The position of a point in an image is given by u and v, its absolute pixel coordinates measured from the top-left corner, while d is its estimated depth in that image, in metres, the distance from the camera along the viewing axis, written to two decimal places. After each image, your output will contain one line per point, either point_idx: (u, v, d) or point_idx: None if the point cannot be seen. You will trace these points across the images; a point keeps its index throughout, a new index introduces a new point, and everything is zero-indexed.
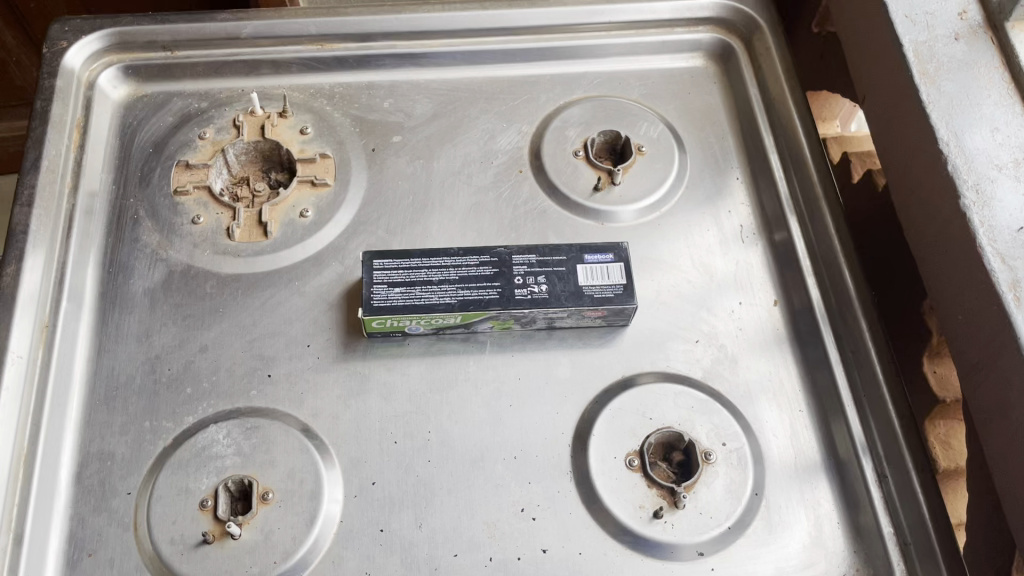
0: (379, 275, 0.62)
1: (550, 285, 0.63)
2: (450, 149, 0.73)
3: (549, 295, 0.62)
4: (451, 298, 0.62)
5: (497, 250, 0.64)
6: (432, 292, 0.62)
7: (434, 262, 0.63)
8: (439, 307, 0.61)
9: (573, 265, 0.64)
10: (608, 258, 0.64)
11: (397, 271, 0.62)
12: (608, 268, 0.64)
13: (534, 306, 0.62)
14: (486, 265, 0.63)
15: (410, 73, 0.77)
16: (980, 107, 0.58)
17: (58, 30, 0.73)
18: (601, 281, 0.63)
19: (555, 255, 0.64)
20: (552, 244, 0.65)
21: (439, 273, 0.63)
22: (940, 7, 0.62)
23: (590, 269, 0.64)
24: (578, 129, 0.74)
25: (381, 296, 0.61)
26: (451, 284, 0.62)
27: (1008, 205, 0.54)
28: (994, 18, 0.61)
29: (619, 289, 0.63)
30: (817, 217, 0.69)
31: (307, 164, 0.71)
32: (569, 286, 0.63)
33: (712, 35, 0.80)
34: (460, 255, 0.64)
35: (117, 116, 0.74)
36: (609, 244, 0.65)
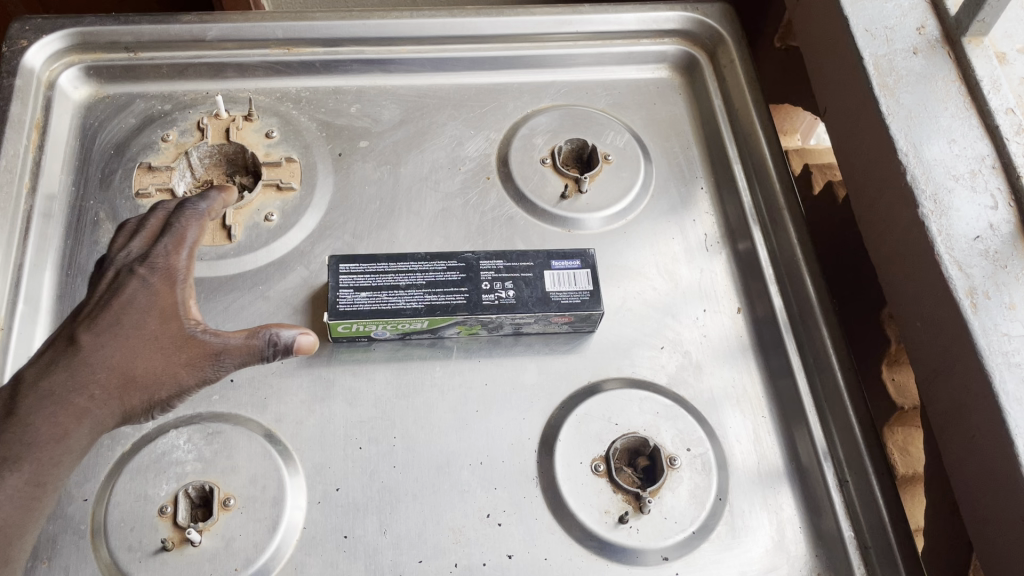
0: (345, 280, 0.62)
1: (517, 290, 0.63)
2: (418, 155, 0.73)
3: (516, 300, 0.62)
4: (418, 303, 0.61)
5: (464, 255, 0.64)
6: (399, 296, 0.62)
7: (401, 267, 0.63)
8: (406, 312, 0.61)
9: (540, 271, 0.64)
10: (575, 264, 0.65)
11: (363, 275, 0.62)
12: (575, 274, 0.64)
13: (501, 312, 0.62)
14: (454, 270, 0.63)
15: (378, 79, 0.77)
16: (937, 119, 0.59)
17: (18, 29, 0.72)
18: (569, 287, 0.64)
19: (522, 261, 0.64)
20: (519, 252, 0.65)
21: (406, 278, 0.62)
22: (899, 22, 0.63)
23: (558, 275, 0.64)
24: (546, 137, 0.75)
25: (347, 301, 0.61)
26: (417, 288, 0.62)
27: (965, 214, 0.55)
28: (952, 34, 0.62)
29: (587, 295, 0.63)
30: (780, 227, 0.70)
31: (273, 168, 0.70)
32: (536, 291, 0.63)
33: (678, 47, 0.81)
34: (427, 260, 0.63)
35: (77, 117, 0.72)
36: (577, 250, 0.65)
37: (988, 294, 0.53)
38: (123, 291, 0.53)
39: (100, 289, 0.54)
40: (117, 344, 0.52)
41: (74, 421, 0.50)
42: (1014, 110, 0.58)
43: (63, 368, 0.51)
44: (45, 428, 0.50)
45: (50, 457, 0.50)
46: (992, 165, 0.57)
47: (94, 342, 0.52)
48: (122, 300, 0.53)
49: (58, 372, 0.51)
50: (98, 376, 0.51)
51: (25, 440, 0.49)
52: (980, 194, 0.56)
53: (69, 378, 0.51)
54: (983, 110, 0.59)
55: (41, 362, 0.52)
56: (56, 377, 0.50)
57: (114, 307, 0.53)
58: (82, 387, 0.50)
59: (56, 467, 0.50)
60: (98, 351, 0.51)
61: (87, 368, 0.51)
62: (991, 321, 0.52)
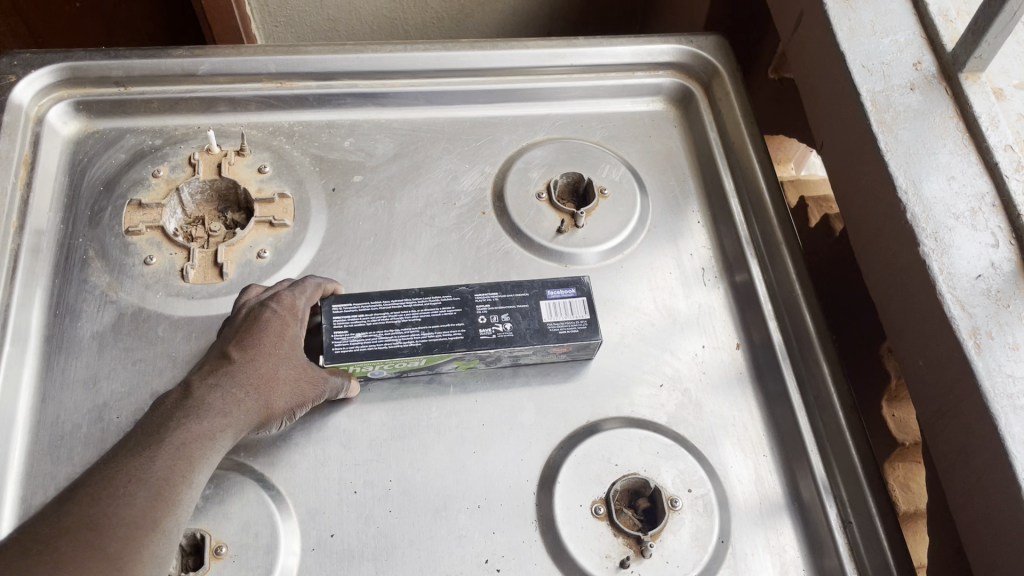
0: (339, 321, 0.60)
1: (514, 323, 0.62)
2: (412, 190, 0.72)
3: (514, 333, 0.62)
4: (415, 341, 0.60)
5: (459, 289, 0.63)
6: (395, 335, 0.61)
7: (395, 304, 0.62)
8: (404, 351, 0.60)
9: (536, 302, 0.63)
10: (571, 292, 0.64)
11: (357, 315, 0.61)
12: (571, 303, 0.63)
13: (500, 346, 0.61)
14: (449, 304, 0.62)
15: (372, 113, 0.77)
16: (936, 156, 0.59)
17: (6, 64, 0.70)
18: (566, 316, 0.63)
19: (517, 292, 0.63)
20: (514, 282, 0.64)
21: (401, 315, 0.61)
22: (895, 57, 0.63)
23: (554, 305, 0.63)
24: (541, 171, 0.74)
25: (342, 342, 0.60)
26: (413, 325, 0.61)
27: (966, 252, 0.55)
28: (949, 69, 0.62)
29: (584, 324, 0.63)
30: (778, 261, 0.69)
31: (265, 205, 0.69)
32: (533, 323, 0.62)
33: (672, 80, 0.81)
34: (421, 296, 0.62)
35: (66, 153, 0.71)
36: (571, 278, 0.65)
37: (991, 334, 0.52)
38: (261, 324, 0.56)
39: (236, 329, 0.57)
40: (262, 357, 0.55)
41: (217, 436, 0.51)
42: (1012, 147, 0.58)
43: (209, 397, 0.52)
44: (195, 433, 0.50)
45: (185, 457, 0.49)
46: (992, 202, 0.57)
47: (243, 366, 0.54)
48: (261, 334, 0.56)
49: (203, 400, 0.52)
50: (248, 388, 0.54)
51: (182, 438, 0.49)
52: (981, 232, 0.56)
53: (205, 404, 0.51)
54: (981, 147, 0.58)
55: (161, 406, 0.51)
56: (201, 402, 0.51)
57: (250, 339, 0.55)
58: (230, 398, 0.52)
59: (192, 468, 0.49)
60: (248, 376, 0.54)
61: (231, 390, 0.53)
62: (995, 360, 0.51)
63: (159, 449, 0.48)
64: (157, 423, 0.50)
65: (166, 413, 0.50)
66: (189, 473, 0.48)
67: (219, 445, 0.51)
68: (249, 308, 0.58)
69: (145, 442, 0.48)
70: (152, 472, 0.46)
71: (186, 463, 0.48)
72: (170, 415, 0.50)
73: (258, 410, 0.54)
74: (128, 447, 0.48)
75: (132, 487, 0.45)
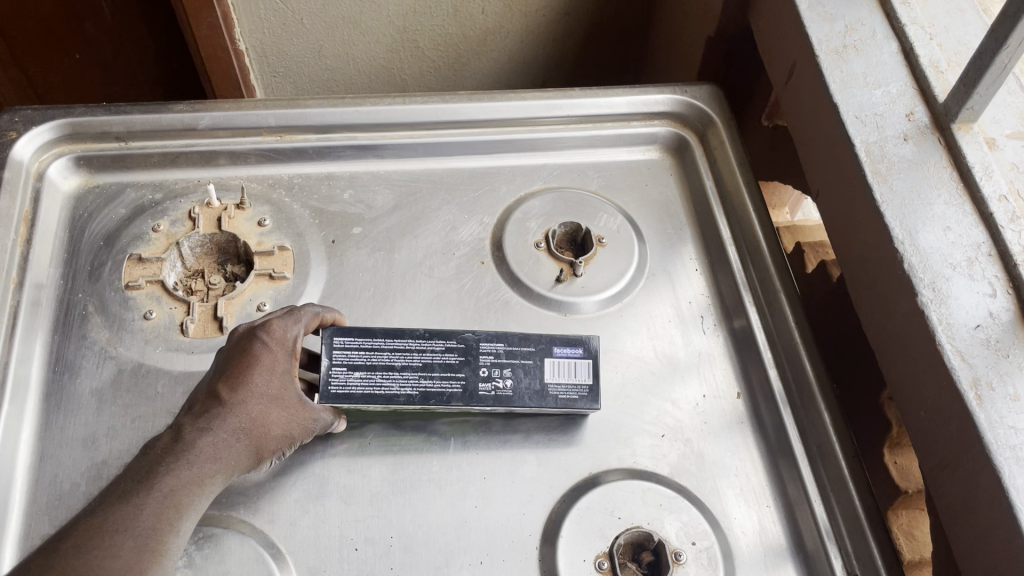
0: (339, 357, 0.60)
1: (515, 379, 0.62)
2: (411, 241, 0.73)
3: (514, 391, 0.61)
4: (412, 390, 0.60)
5: (465, 335, 0.62)
6: (393, 380, 0.60)
7: (398, 344, 0.61)
8: (399, 400, 0.60)
9: (542, 359, 0.62)
10: (578, 352, 0.63)
11: (358, 353, 0.60)
12: (576, 365, 0.63)
13: (498, 404, 0.61)
14: (452, 352, 0.62)
15: (371, 164, 0.77)
16: (931, 206, 0.59)
17: (7, 121, 0.71)
18: (571, 379, 0.63)
19: (524, 345, 0.63)
20: (523, 333, 0.63)
21: (402, 359, 0.61)
22: (889, 108, 0.64)
23: (559, 364, 0.63)
24: (539, 220, 0.75)
25: (339, 380, 0.59)
26: (413, 372, 0.61)
27: (964, 302, 0.55)
28: (941, 120, 0.62)
29: (585, 390, 0.62)
30: (777, 309, 0.69)
31: (265, 257, 0.69)
32: (535, 382, 0.62)
33: (668, 129, 0.81)
34: (426, 339, 0.62)
35: (66, 208, 0.71)
36: (582, 335, 0.63)
37: (992, 384, 0.52)
38: (253, 360, 0.55)
39: (227, 364, 0.56)
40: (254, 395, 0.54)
41: (206, 481, 0.51)
42: (1006, 197, 0.58)
43: (199, 441, 0.51)
44: (184, 478, 0.49)
45: (173, 504, 0.48)
46: (988, 252, 0.57)
47: (234, 406, 0.53)
48: (253, 372, 0.55)
49: (192, 444, 0.51)
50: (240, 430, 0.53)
51: (170, 484, 0.49)
52: (978, 281, 0.56)
53: (194, 449, 0.51)
54: (976, 197, 0.59)
55: (150, 450, 0.51)
56: (190, 447, 0.51)
57: (241, 377, 0.54)
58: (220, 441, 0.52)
59: (179, 515, 0.48)
60: (239, 418, 0.53)
61: (221, 433, 0.52)
62: (997, 412, 0.51)
63: (147, 496, 0.47)
64: (145, 469, 0.49)
65: (153, 458, 0.50)
66: (177, 520, 0.48)
67: (209, 489, 0.51)
68: (240, 340, 0.57)
69: (134, 488, 0.47)
70: (140, 521, 0.46)
71: (174, 509, 0.48)
72: (159, 459, 0.50)
73: (248, 450, 0.54)
74: (116, 493, 0.47)
75: (118, 535, 0.45)
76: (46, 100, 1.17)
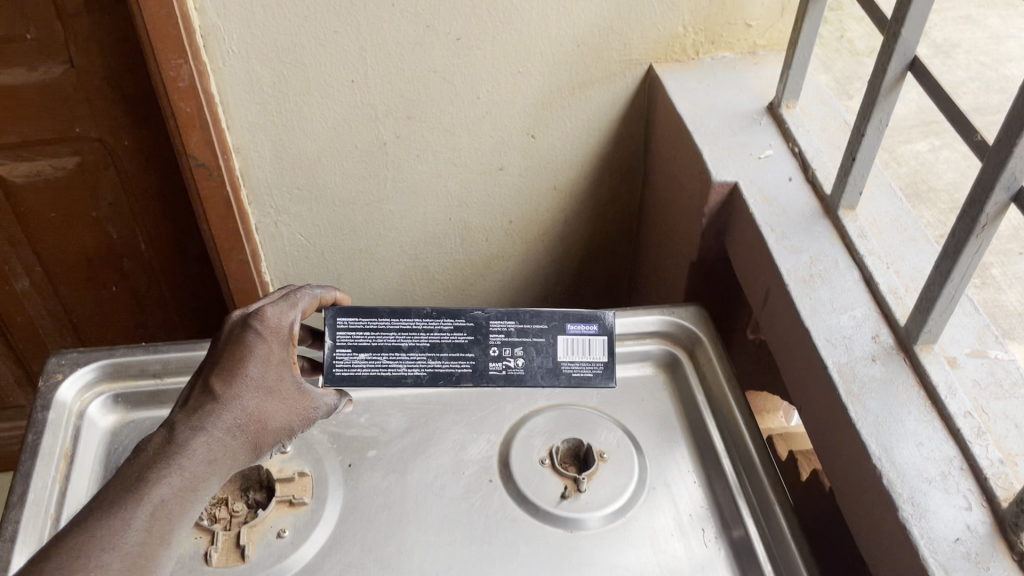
0: (344, 339, 0.72)
1: (525, 357, 0.74)
2: (423, 462, 0.77)
3: (523, 371, 0.74)
4: (419, 370, 0.73)
5: (474, 316, 0.74)
6: (401, 359, 0.73)
7: (404, 325, 0.73)
8: (407, 380, 0.73)
9: (552, 339, 0.75)
10: (592, 329, 0.75)
11: (364, 334, 0.73)
12: (589, 346, 0.75)
13: (507, 383, 0.73)
14: (462, 331, 0.74)
15: (386, 389, 0.83)
16: (903, 423, 0.64)
17: (55, 363, 0.78)
18: (581, 357, 0.75)
19: (535, 325, 0.74)
20: (532, 312, 0.75)
21: (407, 339, 0.74)
22: (855, 331, 0.70)
23: (570, 342, 0.75)
24: (543, 437, 0.79)
25: (346, 363, 0.72)
26: (419, 352, 0.73)
27: (942, 515, 0.58)
28: (904, 341, 0.69)
29: (597, 369, 0.75)
30: (772, 521, 0.73)
31: (285, 483, 0.74)
32: (547, 360, 0.74)
33: (660, 346, 0.88)
34: (433, 318, 0.74)
35: (103, 443, 0.76)
36: (592, 314, 0.75)
37: None
38: (249, 353, 0.63)
39: (227, 348, 0.64)
40: (251, 400, 0.62)
41: (199, 484, 0.59)
42: (971, 413, 0.63)
43: (192, 441, 0.59)
44: (176, 487, 0.58)
45: (162, 518, 0.56)
46: (960, 466, 0.61)
47: (229, 406, 0.61)
48: (248, 364, 0.63)
49: (187, 443, 0.59)
50: (236, 434, 0.62)
51: (161, 496, 0.57)
52: (953, 494, 0.60)
53: (188, 451, 0.59)
54: (943, 413, 0.64)
55: (148, 450, 0.59)
56: (185, 447, 0.59)
57: (236, 372, 0.62)
58: (214, 448, 0.60)
59: (169, 527, 0.56)
60: (232, 414, 0.61)
61: (214, 432, 0.61)
62: None
63: (138, 506, 0.55)
64: (141, 470, 0.57)
65: (149, 460, 0.58)
66: (164, 532, 0.56)
67: (200, 490, 0.59)
68: (238, 325, 0.65)
69: (126, 499, 0.55)
70: (127, 536, 0.54)
71: (163, 519, 0.56)
72: (155, 462, 0.58)
73: (241, 439, 0.62)
74: (113, 496, 0.56)
75: (106, 552, 0.53)
76: (86, 339, 1.26)
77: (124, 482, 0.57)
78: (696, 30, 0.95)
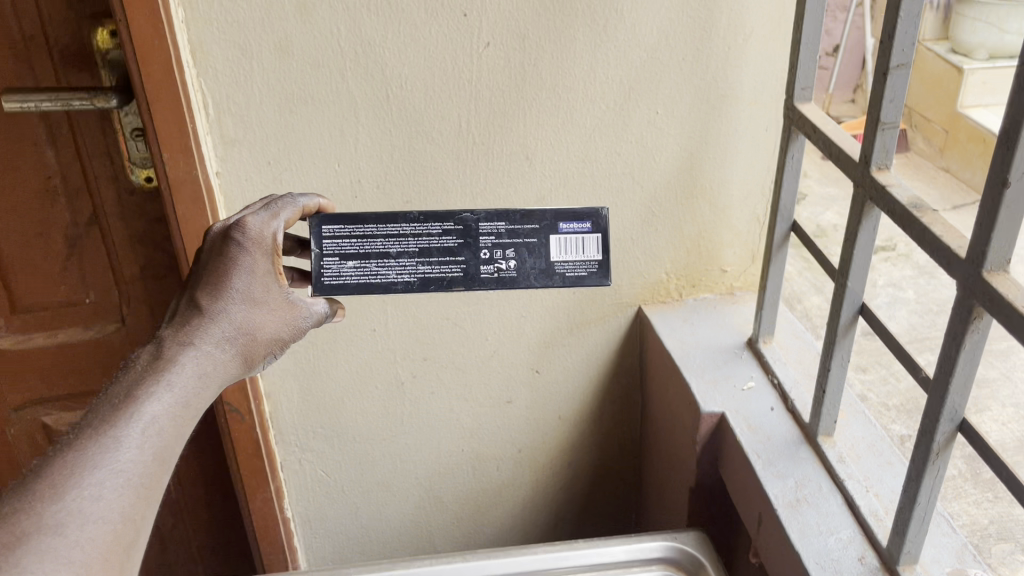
0: (329, 246, 0.74)
1: (516, 259, 0.74)
2: None
3: (514, 273, 0.74)
4: (409, 277, 0.74)
5: (463, 218, 0.74)
6: (390, 267, 0.74)
7: (390, 232, 0.74)
8: (396, 287, 0.74)
9: (545, 238, 0.75)
10: (586, 228, 0.75)
11: (350, 243, 0.74)
12: (584, 242, 0.75)
13: (497, 286, 0.74)
14: (451, 235, 0.74)
15: None
16: None
17: None
18: (575, 256, 0.75)
19: (526, 226, 0.74)
20: (524, 212, 0.74)
21: (396, 246, 0.74)
22: (842, 553, 0.75)
23: (562, 240, 0.75)
24: None
25: (333, 271, 0.74)
26: (408, 258, 0.74)
27: None
28: (888, 562, 0.73)
29: (593, 266, 0.75)
30: None
31: None
32: (538, 261, 0.74)
33: (664, 571, 0.90)
34: (421, 222, 0.74)
35: None
36: (587, 212, 0.75)
37: None
38: (233, 265, 0.68)
39: (212, 266, 0.68)
40: (240, 310, 0.68)
41: (193, 387, 0.64)
42: None
43: (179, 356, 0.64)
44: (160, 420, 0.60)
45: (151, 448, 0.58)
46: None
47: (213, 317, 0.67)
48: (232, 278, 0.67)
49: (175, 359, 0.64)
50: (223, 349, 0.67)
51: (147, 425, 0.59)
52: None
53: (177, 363, 0.63)
54: None
55: (137, 366, 0.63)
56: (172, 362, 0.63)
57: (221, 285, 0.67)
58: (202, 358, 0.65)
59: (156, 467, 0.58)
60: (219, 328, 0.67)
61: (201, 346, 0.66)
62: None
63: (122, 438, 0.57)
64: (129, 388, 0.61)
65: (138, 378, 0.62)
66: (157, 450, 0.59)
67: (188, 404, 0.63)
68: (220, 240, 0.69)
69: (117, 417, 0.58)
70: (113, 463, 0.56)
71: (154, 437, 0.59)
72: (142, 381, 0.61)
73: (227, 352, 0.67)
74: (102, 416, 0.58)
75: (92, 479, 0.55)
76: None
77: (108, 408, 0.59)
78: (677, 278, 1.07)
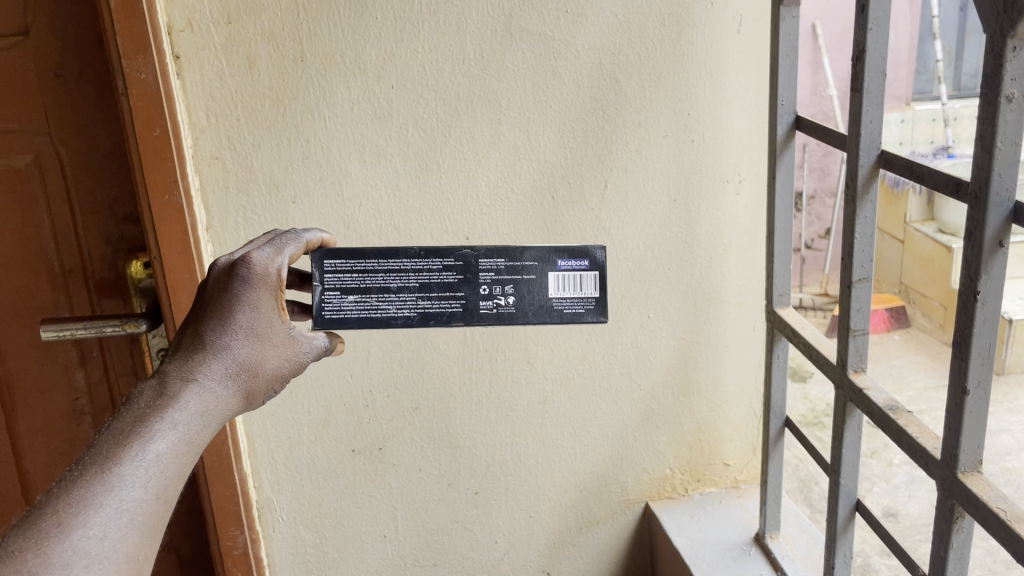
0: (331, 280, 0.71)
1: (514, 296, 0.72)
2: None
3: (513, 308, 0.71)
4: (409, 312, 0.71)
5: (464, 254, 0.72)
6: (390, 301, 0.71)
7: (392, 265, 0.72)
8: (397, 321, 0.71)
9: (544, 274, 0.72)
10: (583, 265, 0.72)
11: (352, 278, 0.72)
12: (582, 278, 0.72)
13: (496, 320, 0.71)
14: (452, 271, 0.72)
15: None
16: None
17: None
18: (573, 293, 0.72)
19: (524, 262, 0.72)
20: (522, 248, 0.72)
21: (396, 280, 0.72)
22: None
23: (562, 277, 0.72)
24: None
25: (334, 305, 0.71)
26: (409, 293, 0.72)
27: None
28: None
29: (590, 303, 0.72)
30: None
31: None
32: (537, 298, 0.72)
33: None
34: (422, 258, 0.72)
35: None
36: (581, 249, 0.72)
37: None
38: (238, 300, 0.60)
39: (214, 299, 0.60)
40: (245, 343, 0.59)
41: (198, 425, 0.55)
42: None
43: (183, 391, 0.55)
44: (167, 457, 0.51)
45: (157, 484, 0.50)
46: None
47: (220, 352, 0.58)
48: (237, 312, 0.59)
49: (179, 395, 0.55)
50: (228, 383, 0.58)
51: (152, 461, 0.50)
52: None
53: (182, 399, 0.54)
54: None
55: (136, 401, 0.54)
56: (177, 398, 0.54)
57: (225, 319, 0.59)
58: (206, 395, 0.56)
59: (161, 507, 0.50)
60: (223, 362, 0.58)
61: (206, 382, 0.57)
62: None
63: (126, 474, 0.49)
64: (129, 424, 0.52)
65: (140, 414, 0.52)
66: (163, 489, 0.50)
67: (192, 443, 0.54)
68: (223, 275, 0.61)
69: (120, 453, 0.50)
70: (116, 503, 0.48)
71: (158, 480, 0.50)
72: (144, 418, 0.52)
73: (231, 389, 0.58)
74: (103, 452, 0.50)
75: (94, 522, 0.47)
76: None
77: (109, 446, 0.50)
78: (682, 472, 1.09)
